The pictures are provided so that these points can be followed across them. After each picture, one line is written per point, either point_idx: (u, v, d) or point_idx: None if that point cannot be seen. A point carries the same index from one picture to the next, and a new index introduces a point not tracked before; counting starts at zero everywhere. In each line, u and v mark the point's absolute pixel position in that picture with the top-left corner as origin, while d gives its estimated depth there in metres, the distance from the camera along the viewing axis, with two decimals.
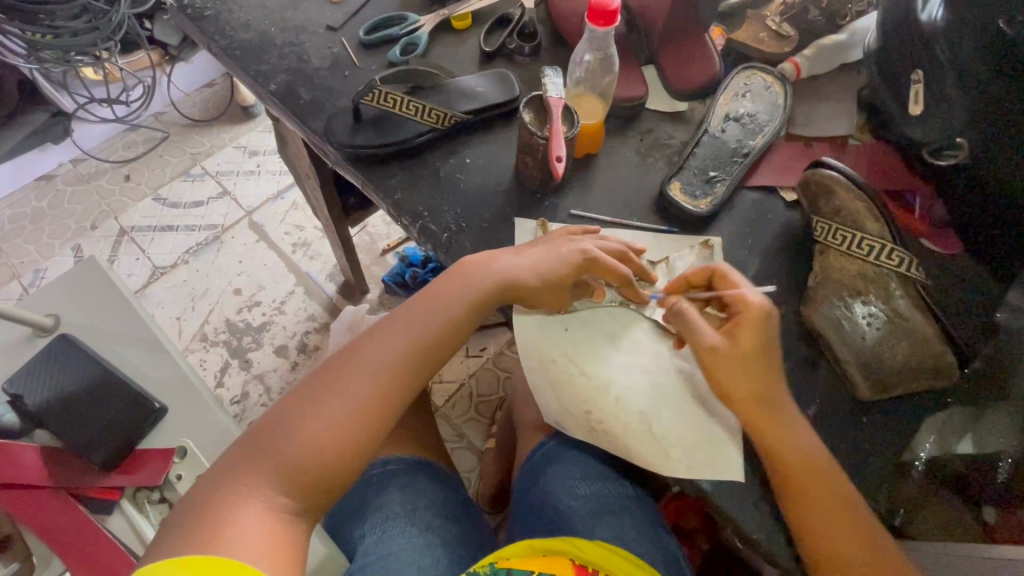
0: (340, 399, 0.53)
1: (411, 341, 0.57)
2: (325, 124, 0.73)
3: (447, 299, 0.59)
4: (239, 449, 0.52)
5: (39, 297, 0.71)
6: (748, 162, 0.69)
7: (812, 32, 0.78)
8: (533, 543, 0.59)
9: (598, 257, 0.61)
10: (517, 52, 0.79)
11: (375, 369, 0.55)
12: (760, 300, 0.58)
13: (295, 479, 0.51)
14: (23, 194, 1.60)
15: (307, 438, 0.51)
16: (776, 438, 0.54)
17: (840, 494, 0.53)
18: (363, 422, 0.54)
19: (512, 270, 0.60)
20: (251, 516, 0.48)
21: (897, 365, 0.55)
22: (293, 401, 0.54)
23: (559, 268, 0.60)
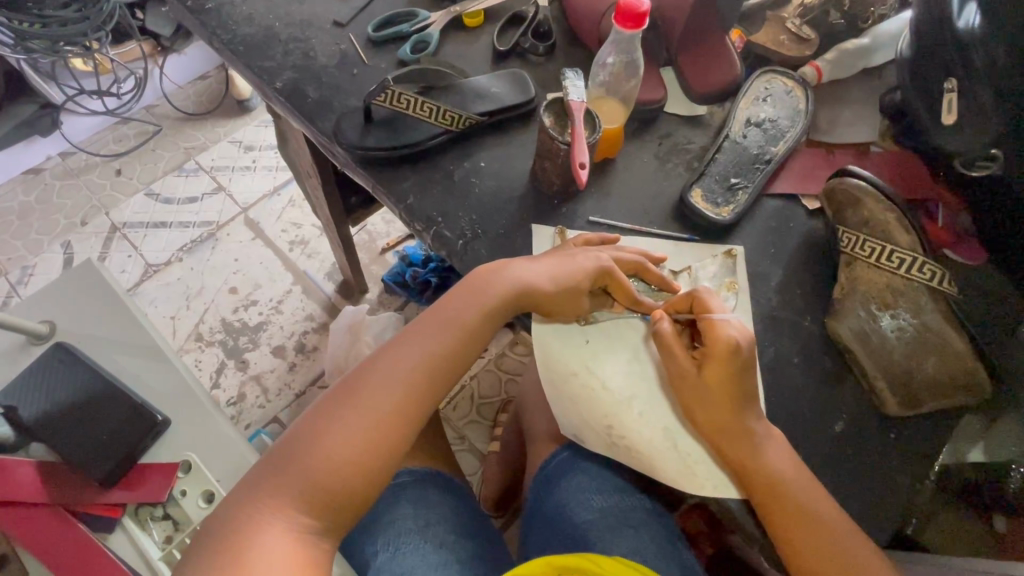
0: (361, 413, 0.51)
1: (430, 350, 0.55)
2: (334, 124, 0.70)
3: (467, 307, 0.57)
4: (257, 470, 0.50)
5: (32, 304, 0.67)
6: (771, 169, 0.67)
7: (832, 35, 0.77)
8: (551, 560, 0.56)
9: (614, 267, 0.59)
10: (531, 51, 0.77)
11: (395, 381, 0.53)
12: (736, 330, 0.54)
13: (316, 498, 0.48)
14: (10, 187, 1.55)
15: (328, 454, 0.49)
16: (742, 455, 0.53)
17: (823, 514, 0.51)
18: (384, 435, 0.52)
19: (533, 276, 0.57)
20: (273, 539, 0.45)
21: (927, 380, 0.54)
22: (312, 416, 0.52)
23: (581, 276, 0.58)
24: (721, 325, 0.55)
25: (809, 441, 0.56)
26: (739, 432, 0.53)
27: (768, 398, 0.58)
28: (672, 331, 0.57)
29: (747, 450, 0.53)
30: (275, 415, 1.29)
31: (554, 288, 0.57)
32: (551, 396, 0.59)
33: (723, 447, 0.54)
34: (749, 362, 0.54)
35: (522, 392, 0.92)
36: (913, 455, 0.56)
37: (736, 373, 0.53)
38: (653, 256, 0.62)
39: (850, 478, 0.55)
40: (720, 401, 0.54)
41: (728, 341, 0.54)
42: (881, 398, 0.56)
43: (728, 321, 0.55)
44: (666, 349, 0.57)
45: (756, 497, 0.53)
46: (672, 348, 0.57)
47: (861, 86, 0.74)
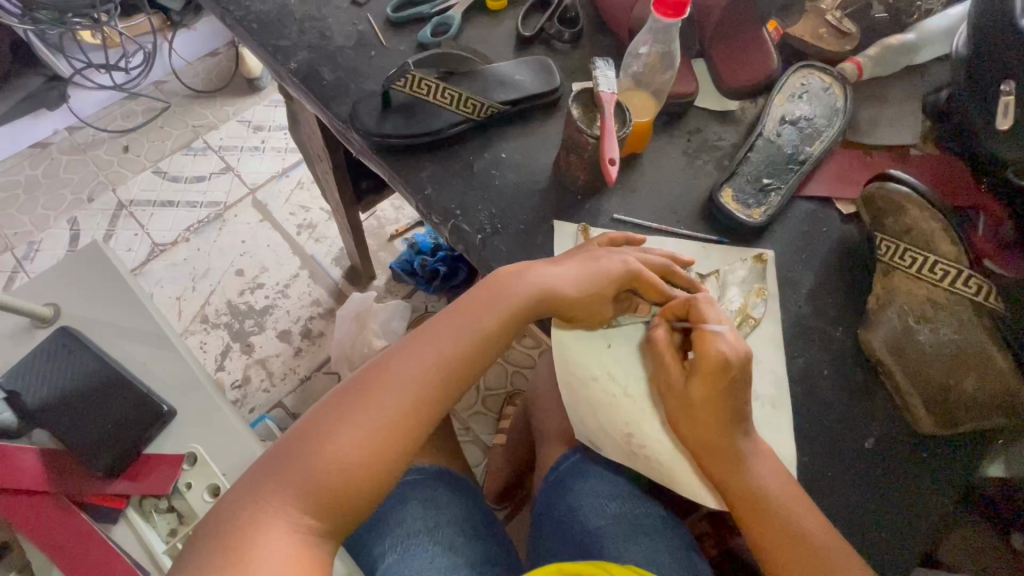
0: (370, 414, 0.49)
1: (447, 352, 0.53)
2: (351, 108, 0.67)
3: (487, 310, 0.55)
4: (261, 464, 0.48)
5: (34, 285, 0.66)
6: (806, 170, 0.64)
7: (873, 30, 0.73)
8: (564, 569, 0.55)
9: (646, 275, 0.57)
10: (556, 38, 0.73)
11: (408, 383, 0.51)
12: (731, 348, 0.52)
13: (320, 499, 0.47)
14: (16, 160, 1.53)
15: (335, 455, 0.47)
16: (750, 469, 0.51)
17: (812, 541, 0.48)
18: (394, 440, 0.50)
19: (556, 280, 0.55)
20: (274, 540, 0.44)
21: (964, 398, 0.52)
22: (320, 413, 0.50)
23: (605, 281, 0.56)
24: (714, 339, 0.52)
25: (837, 457, 0.54)
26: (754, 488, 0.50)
27: (796, 410, 0.55)
28: (667, 340, 0.55)
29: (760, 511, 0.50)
30: (279, 400, 1.28)
31: (577, 291, 0.55)
32: (567, 402, 0.57)
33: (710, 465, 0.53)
34: (738, 380, 0.51)
35: (532, 389, 0.90)
36: (944, 476, 0.54)
37: (722, 390, 0.51)
38: (681, 258, 0.60)
39: (877, 496, 0.53)
40: (720, 415, 0.52)
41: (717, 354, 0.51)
42: (915, 415, 0.54)
43: (720, 335, 0.52)
44: (657, 354, 0.56)
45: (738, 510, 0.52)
46: (661, 352, 0.55)
47: (902, 85, 0.70)
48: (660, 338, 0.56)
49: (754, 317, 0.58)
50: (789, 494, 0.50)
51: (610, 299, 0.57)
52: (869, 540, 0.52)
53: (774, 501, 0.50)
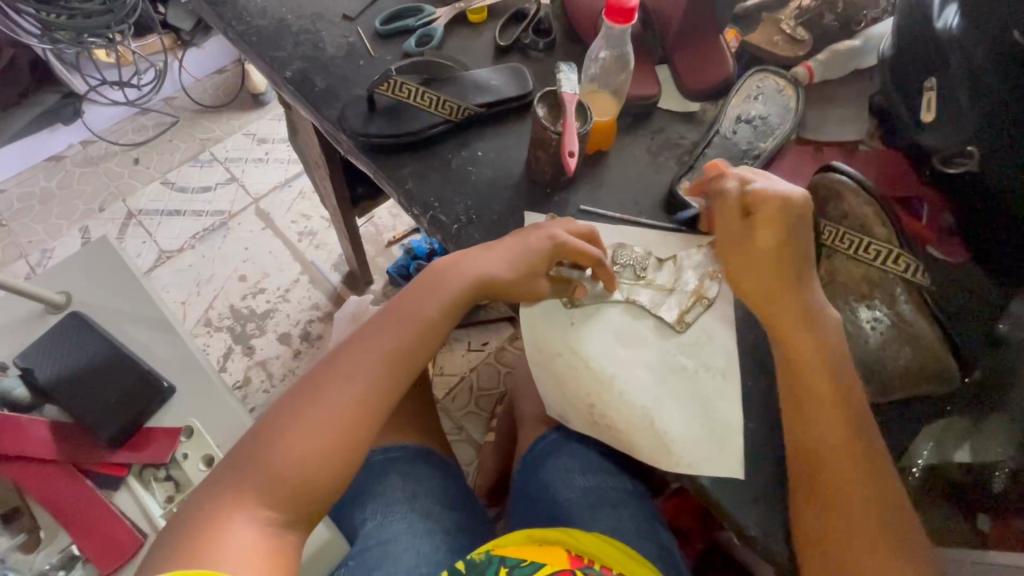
0: (320, 411, 0.53)
1: (389, 344, 0.58)
2: (340, 112, 0.73)
3: (425, 302, 0.60)
4: (224, 468, 0.52)
5: (48, 275, 0.71)
6: (759, 164, 0.69)
7: (825, 37, 0.79)
8: (531, 533, 0.60)
9: (573, 249, 0.61)
10: (531, 47, 0.80)
11: (353, 376, 0.55)
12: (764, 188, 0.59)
13: (279, 492, 0.50)
14: (32, 173, 1.61)
15: (288, 452, 0.51)
16: None
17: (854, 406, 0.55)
18: (345, 429, 0.53)
19: (489, 265, 0.60)
20: (238, 533, 0.47)
21: (900, 369, 0.56)
22: (274, 418, 0.54)
23: (535, 259, 0.60)
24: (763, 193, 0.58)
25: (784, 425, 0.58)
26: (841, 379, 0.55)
27: (745, 381, 0.59)
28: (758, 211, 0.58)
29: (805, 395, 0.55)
30: (278, 399, 1.33)
31: (510, 273, 0.60)
32: (537, 376, 0.62)
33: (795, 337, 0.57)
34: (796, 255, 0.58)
35: (515, 380, 0.95)
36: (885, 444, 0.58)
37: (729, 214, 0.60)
38: (587, 235, 0.63)
39: None
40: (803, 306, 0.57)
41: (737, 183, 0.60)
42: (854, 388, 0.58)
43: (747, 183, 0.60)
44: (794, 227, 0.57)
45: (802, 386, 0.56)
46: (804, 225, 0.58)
47: (851, 87, 0.76)
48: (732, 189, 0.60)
49: (707, 297, 0.63)
50: (841, 393, 0.55)
51: (541, 274, 0.61)
52: None
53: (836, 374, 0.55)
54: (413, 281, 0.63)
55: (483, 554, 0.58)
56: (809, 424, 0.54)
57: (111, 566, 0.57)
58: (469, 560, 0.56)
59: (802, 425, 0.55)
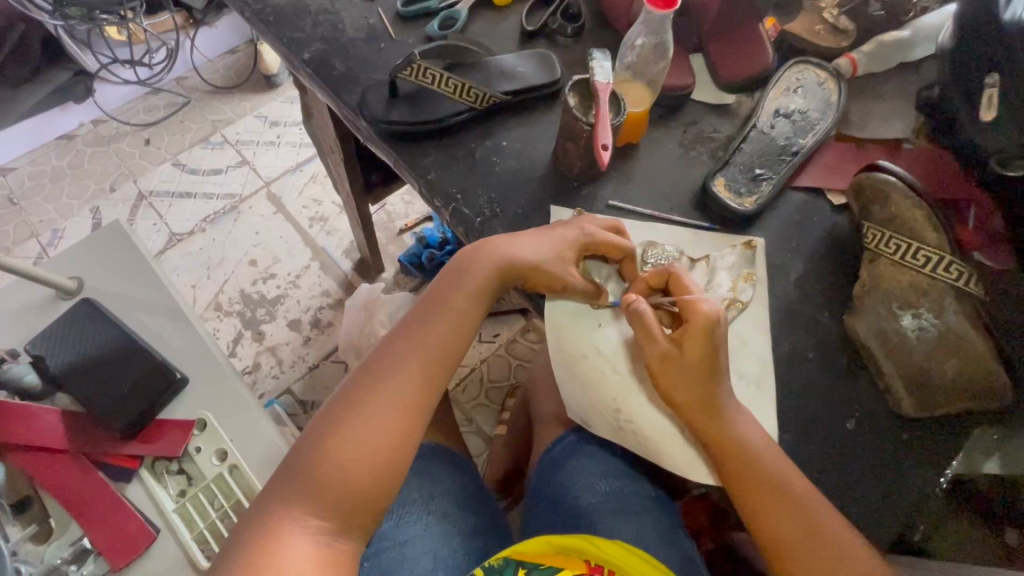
0: (363, 415, 0.51)
1: (426, 340, 0.56)
2: (359, 97, 0.70)
3: (457, 294, 0.58)
4: (272, 481, 0.50)
5: (60, 260, 0.70)
6: (798, 161, 0.65)
7: (870, 27, 0.74)
8: (550, 539, 0.58)
9: (602, 240, 0.59)
10: (559, 32, 0.76)
11: (393, 377, 0.53)
12: (709, 309, 0.55)
13: (329, 500, 0.48)
14: (43, 151, 1.59)
15: (337, 459, 0.49)
16: (713, 435, 0.53)
17: (779, 478, 0.51)
18: (390, 431, 0.52)
19: (518, 248, 0.58)
20: (296, 545, 0.46)
21: (946, 382, 0.53)
22: (316, 426, 0.52)
23: (569, 244, 0.58)
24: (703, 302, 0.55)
25: (819, 437, 0.56)
26: (731, 441, 0.53)
27: (780, 390, 0.57)
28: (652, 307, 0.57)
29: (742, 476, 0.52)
30: (288, 386, 1.32)
31: (545, 259, 0.58)
32: (560, 378, 0.60)
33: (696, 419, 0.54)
34: (721, 344, 0.55)
35: (531, 376, 0.93)
36: (924, 458, 0.55)
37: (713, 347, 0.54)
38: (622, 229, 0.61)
39: (857, 473, 0.54)
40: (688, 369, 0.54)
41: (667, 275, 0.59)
42: (896, 397, 0.56)
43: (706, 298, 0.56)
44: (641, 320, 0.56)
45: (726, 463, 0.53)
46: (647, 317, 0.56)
47: (897, 81, 0.72)
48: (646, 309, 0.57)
49: (741, 301, 0.60)
50: (752, 468, 0.52)
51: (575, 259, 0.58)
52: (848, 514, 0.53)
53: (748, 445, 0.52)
54: (440, 273, 0.60)
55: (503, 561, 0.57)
56: (747, 495, 0.52)
57: (123, 561, 0.56)
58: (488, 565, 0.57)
59: (746, 498, 0.52)
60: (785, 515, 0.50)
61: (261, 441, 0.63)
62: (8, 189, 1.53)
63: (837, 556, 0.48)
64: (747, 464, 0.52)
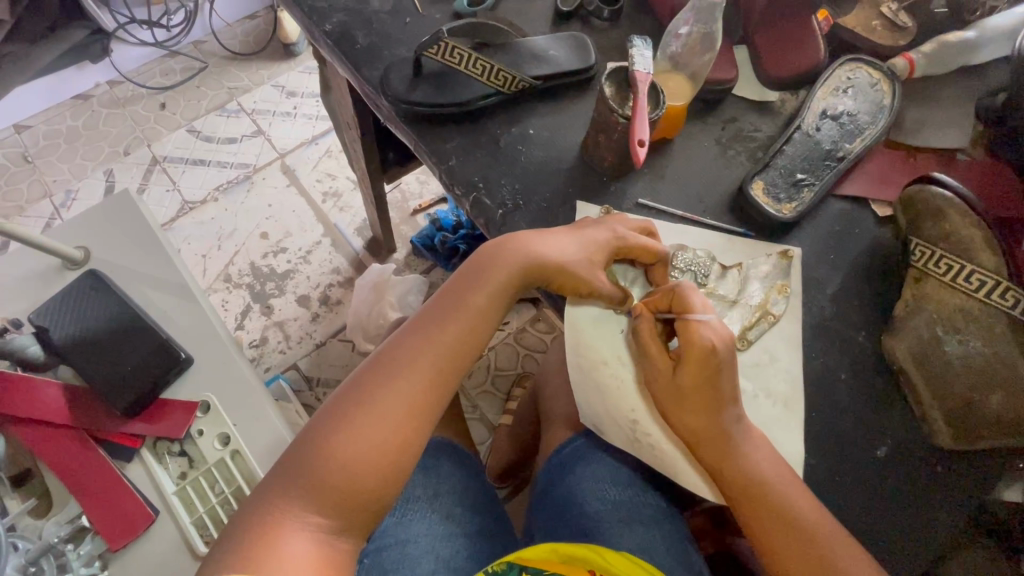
0: (372, 414, 0.49)
1: (442, 338, 0.53)
2: (382, 74, 0.67)
3: (476, 291, 0.55)
4: (274, 473, 0.49)
5: (70, 228, 0.68)
6: (843, 167, 0.61)
7: (931, 25, 0.69)
8: (556, 547, 0.56)
9: (631, 245, 0.56)
10: (595, 15, 0.71)
11: (405, 375, 0.51)
12: (709, 335, 0.51)
13: (331, 499, 0.47)
14: (59, 110, 1.57)
15: (342, 458, 0.48)
16: (729, 459, 0.51)
17: (793, 513, 0.48)
18: (398, 433, 0.50)
19: (543, 246, 0.55)
20: (294, 542, 0.45)
21: (990, 416, 0.50)
22: (324, 419, 0.50)
23: (595, 247, 0.55)
24: (699, 328, 0.51)
25: (847, 463, 0.53)
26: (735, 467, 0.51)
27: (809, 411, 0.54)
28: (650, 332, 0.54)
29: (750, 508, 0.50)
30: (294, 363, 1.30)
31: (570, 260, 0.54)
32: (576, 382, 0.57)
33: (701, 449, 0.52)
34: (725, 367, 0.51)
35: (542, 372, 0.90)
36: (957, 493, 0.52)
37: (711, 376, 0.50)
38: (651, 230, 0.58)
39: (884, 505, 0.52)
40: (702, 398, 0.51)
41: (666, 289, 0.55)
42: (933, 426, 0.53)
43: (707, 323, 0.51)
44: (642, 350, 0.54)
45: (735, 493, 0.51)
46: (647, 347, 0.54)
47: (956, 86, 0.67)
48: (646, 334, 0.54)
49: (773, 314, 0.57)
50: (761, 496, 0.50)
51: (602, 263, 0.55)
52: (870, 548, 0.50)
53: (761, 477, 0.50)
54: (459, 265, 0.58)
55: (507, 566, 0.56)
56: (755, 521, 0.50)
57: (120, 542, 0.55)
58: (491, 569, 0.55)
59: (750, 521, 0.51)
60: (793, 552, 0.48)
61: (265, 428, 0.61)
62: (22, 147, 1.51)
63: None
64: (756, 496, 0.50)
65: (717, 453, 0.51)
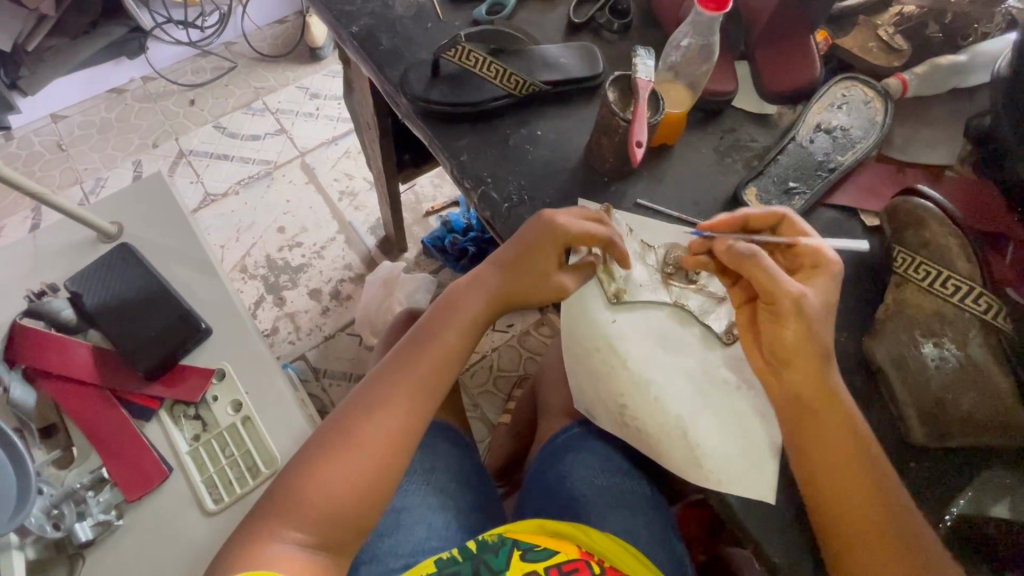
0: (351, 443, 0.53)
1: (415, 369, 0.57)
2: (402, 74, 0.72)
3: (449, 326, 0.59)
4: (262, 502, 0.52)
5: (104, 205, 0.73)
6: (833, 178, 0.64)
7: (925, 49, 0.73)
8: (544, 524, 0.58)
9: (575, 232, 0.57)
10: (605, 28, 0.76)
11: (381, 404, 0.55)
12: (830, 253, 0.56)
13: (314, 520, 0.50)
14: (94, 102, 1.65)
15: (324, 484, 0.51)
16: (813, 381, 0.53)
17: (857, 438, 0.51)
18: (375, 459, 0.53)
19: (507, 282, 0.61)
20: (281, 558, 0.48)
21: (962, 414, 0.52)
22: (307, 450, 0.54)
23: (543, 255, 0.58)
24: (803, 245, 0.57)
25: None
26: (837, 427, 0.52)
27: None
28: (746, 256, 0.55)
29: (823, 432, 0.52)
30: (303, 352, 1.35)
31: (528, 286, 0.60)
32: (569, 367, 0.60)
33: (790, 378, 0.53)
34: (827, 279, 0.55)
35: (541, 368, 0.93)
36: (930, 490, 0.54)
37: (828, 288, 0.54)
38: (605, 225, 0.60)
39: None
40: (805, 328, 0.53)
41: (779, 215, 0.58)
42: (907, 423, 0.54)
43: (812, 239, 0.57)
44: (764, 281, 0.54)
45: (801, 420, 0.53)
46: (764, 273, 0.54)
47: (946, 107, 0.70)
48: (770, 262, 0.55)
49: None
50: (849, 435, 0.51)
51: (555, 268, 0.59)
52: None
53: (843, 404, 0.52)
54: (433, 303, 0.62)
55: (498, 536, 0.57)
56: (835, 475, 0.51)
57: (136, 494, 0.59)
58: (481, 540, 0.57)
59: (816, 447, 0.52)
60: (855, 473, 0.51)
61: (275, 398, 0.65)
62: (57, 136, 1.59)
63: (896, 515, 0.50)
64: (832, 422, 0.52)
65: (801, 375, 0.53)
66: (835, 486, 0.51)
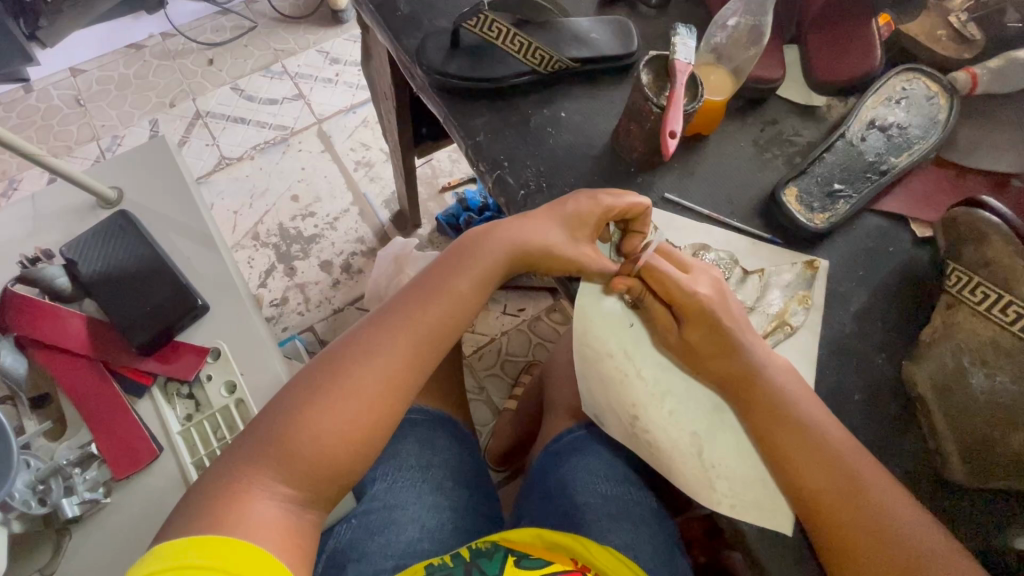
0: (345, 390, 0.50)
1: (422, 319, 0.54)
2: (419, 43, 0.66)
3: (458, 275, 0.56)
4: (243, 440, 0.49)
5: (106, 169, 0.71)
6: (885, 182, 0.58)
7: (1002, 41, 0.65)
8: (542, 534, 0.56)
9: (612, 210, 0.55)
10: (643, 1, 0.69)
11: (380, 352, 0.52)
12: (707, 294, 0.53)
13: (299, 470, 0.48)
14: (112, 57, 1.61)
15: (313, 427, 0.48)
16: (754, 383, 0.52)
17: (824, 442, 0.49)
18: (368, 408, 0.50)
19: (529, 232, 0.56)
20: (260, 513, 0.45)
21: (1012, 455, 0.47)
22: (297, 389, 0.50)
23: (578, 221, 0.55)
24: (694, 284, 0.54)
25: None
26: (814, 444, 0.49)
27: None
28: (651, 302, 0.55)
29: (787, 441, 0.50)
30: (311, 325, 1.33)
31: (551, 243, 0.55)
32: (579, 371, 0.56)
33: (733, 384, 0.53)
34: (724, 319, 0.53)
35: (549, 361, 0.90)
36: (965, 530, 0.49)
37: (715, 326, 0.53)
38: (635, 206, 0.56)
39: None
40: (723, 344, 0.53)
41: (697, 300, 0.53)
42: (946, 460, 0.50)
43: (697, 283, 0.54)
44: (652, 314, 0.56)
45: (759, 421, 0.52)
46: (653, 311, 0.55)
47: (1018, 108, 0.63)
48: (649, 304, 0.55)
49: (790, 325, 0.56)
50: (813, 445, 0.49)
51: (585, 238, 0.56)
52: None
53: (798, 409, 0.50)
54: (445, 251, 0.59)
55: (491, 544, 0.56)
56: (831, 512, 0.48)
57: (124, 472, 0.57)
58: (475, 547, 0.55)
59: (778, 453, 0.50)
60: (824, 477, 0.48)
61: (270, 382, 0.62)
62: (75, 90, 1.56)
63: (886, 525, 0.46)
64: (788, 425, 0.50)
65: (752, 372, 0.52)
66: (816, 497, 0.48)
